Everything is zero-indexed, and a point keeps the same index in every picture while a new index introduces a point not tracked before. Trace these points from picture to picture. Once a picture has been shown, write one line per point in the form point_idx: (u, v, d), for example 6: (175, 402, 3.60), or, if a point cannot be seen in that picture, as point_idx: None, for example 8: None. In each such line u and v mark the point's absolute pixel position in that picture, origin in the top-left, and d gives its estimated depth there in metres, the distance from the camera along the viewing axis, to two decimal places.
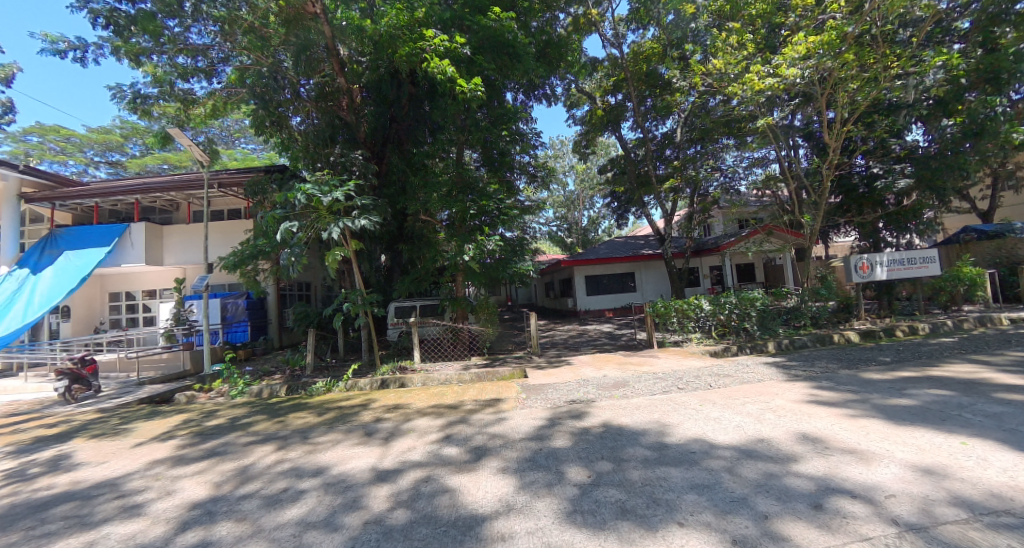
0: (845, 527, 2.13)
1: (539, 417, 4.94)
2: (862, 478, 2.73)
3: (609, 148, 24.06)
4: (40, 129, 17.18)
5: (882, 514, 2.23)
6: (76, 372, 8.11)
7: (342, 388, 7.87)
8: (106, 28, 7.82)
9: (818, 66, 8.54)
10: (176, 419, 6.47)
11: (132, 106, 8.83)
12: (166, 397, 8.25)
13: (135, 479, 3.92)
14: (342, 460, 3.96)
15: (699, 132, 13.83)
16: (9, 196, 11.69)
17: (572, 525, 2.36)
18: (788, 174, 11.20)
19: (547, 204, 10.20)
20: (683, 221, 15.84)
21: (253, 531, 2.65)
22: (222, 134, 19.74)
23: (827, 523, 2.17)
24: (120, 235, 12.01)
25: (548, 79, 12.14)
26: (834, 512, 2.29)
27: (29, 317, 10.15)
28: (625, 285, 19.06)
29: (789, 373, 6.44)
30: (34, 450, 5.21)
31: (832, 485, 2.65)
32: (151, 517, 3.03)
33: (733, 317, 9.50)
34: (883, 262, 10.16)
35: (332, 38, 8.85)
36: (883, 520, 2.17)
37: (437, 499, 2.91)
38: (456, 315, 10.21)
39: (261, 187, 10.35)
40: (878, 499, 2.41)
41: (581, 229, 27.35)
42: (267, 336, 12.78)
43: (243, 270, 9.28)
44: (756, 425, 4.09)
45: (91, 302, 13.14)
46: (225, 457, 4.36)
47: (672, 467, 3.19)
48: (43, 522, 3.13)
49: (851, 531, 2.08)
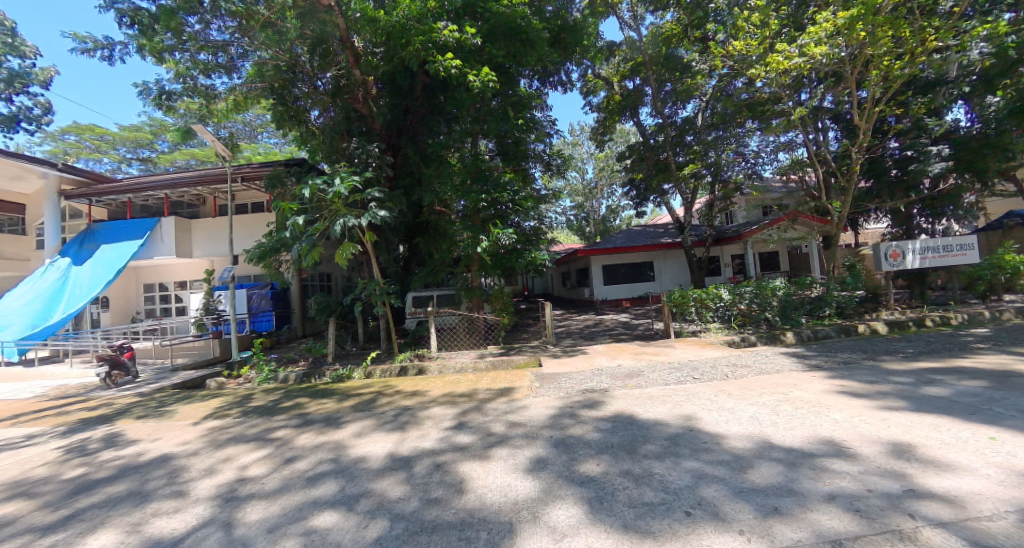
0: (859, 519, 2.12)
1: (552, 406, 5.02)
2: (879, 473, 2.69)
3: (627, 134, 23.75)
4: (77, 128, 18.03)
5: (891, 507, 2.23)
6: (115, 358, 8.64)
7: (361, 375, 8.17)
8: (131, 26, 8.02)
9: (849, 42, 8.07)
10: (205, 403, 6.83)
11: (156, 102, 9.07)
12: (198, 383, 8.73)
13: (172, 458, 4.22)
14: (362, 445, 4.16)
15: (718, 117, 13.31)
16: (50, 194, 12.42)
17: (580, 511, 2.47)
18: (815, 158, 10.70)
19: (563, 194, 10.13)
20: (705, 209, 15.42)
21: (278, 512, 2.83)
22: (246, 129, 20.48)
23: (837, 515, 2.18)
24: (152, 229, 12.57)
25: (562, 65, 11.94)
26: (847, 506, 2.28)
27: (69, 308, 10.76)
28: (643, 274, 18.78)
29: (810, 363, 6.29)
30: (82, 430, 5.64)
31: (848, 479, 2.62)
32: (189, 494, 3.31)
33: (753, 307, 9.29)
34: (915, 250, 9.66)
35: (347, 30, 8.78)
36: (898, 514, 2.14)
37: (448, 484, 3.06)
38: (471, 305, 10.33)
39: (280, 180, 10.59)
40: (896, 495, 2.37)
41: (599, 219, 27.12)
42: (291, 325, 13.25)
43: (267, 261, 9.69)
44: (771, 417, 4.02)
45: (126, 293, 13.90)
46: (254, 440, 4.64)
47: (682, 457, 3.23)
48: (95, 497, 3.42)
49: (865, 524, 2.07)
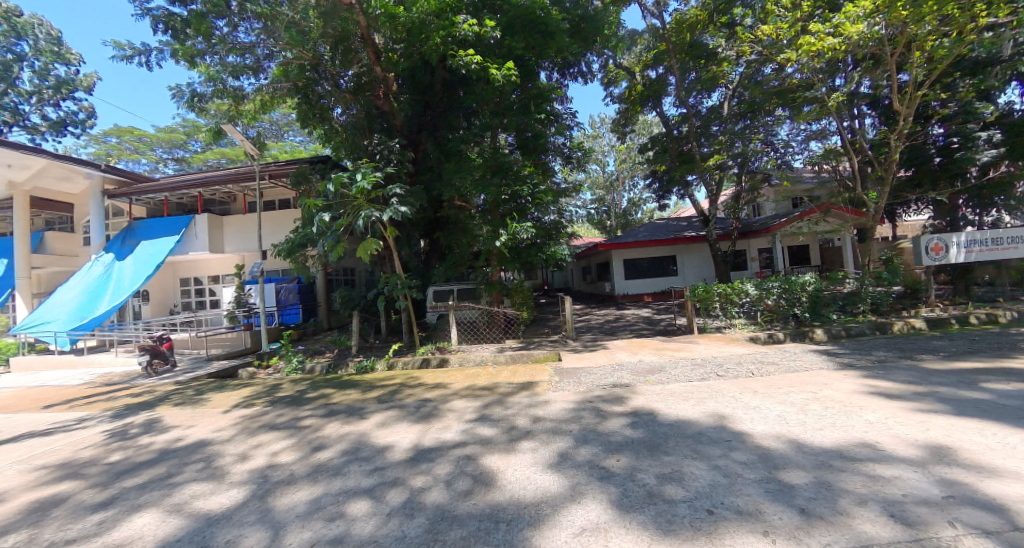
0: (893, 525, 2.03)
1: (572, 401, 5.02)
2: (916, 477, 2.57)
3: (649, 125, 23.21)
4: (118, 131, 19.01)
5: (928, 513, 2.13)
6: (155, 348, 9.15)
7: (384, 367, 8.37)
8: (165, 32, 8.36)
9: (890, 22, 7.60)
10: (238, 392, 7.15)
11: (189, 104, 9.44)
12: (231, 373, 9.14)
13: (209, 444, 4.46)
14: (386, 436, 4.29)
15: (746, 105, 12.81)
16: (94, 193, 13.17)
17: (599, 507, 2.47)
18: (850, 147, 10.19)
19: (583, 188, 10.01)
20: (731, 201, 14.94)
21: (308, 498, 2.95)
22: (273, 127, 21.12)
23: (869, 519, 2.11)
24: (187, 225, 13.16)
25: (582, 56, 11.74)
26: (880, 510, 2.19)
27: (114, 301, 11.43)
28: (665, 269, 18.41)
29: (842, 362, 6.05)
30: (127, 415, 6.01)
31: (882, 483, 2.52)
32: (226, 478, 3.49)
33: (780, 303, 8.98)
34: (960, 243, 9.10)
35: (367, 28, 8.87)
36: (937, 521, 2.04)
37: (469, 476, 3.12)
38: (491, 299, 10.39)
39: (304, 177, 10.87)
40: (936, 500, 2.26)
41: (620, 212, 26.69)
42: (317, 318, 13.68)
43: (294, 256, 10.01)
44: (798, 416, 3.91)
45: (165, 286, 14.65)
46: (284, 428, 4.85)
47: (704, 455, 3.19)
48: (139, 478, 3.65)
49: (900, 529, 1.99)
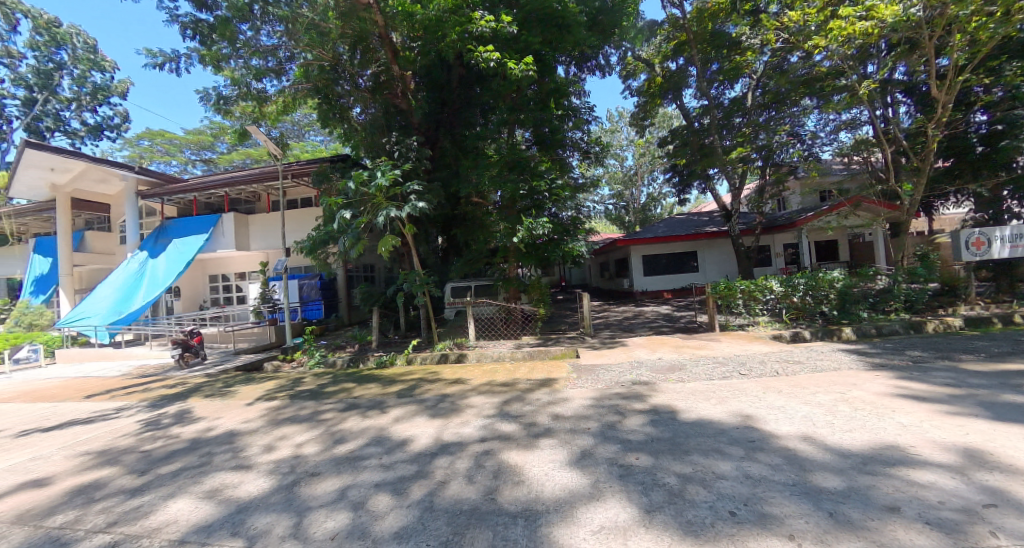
0: (928, 532, 1.95)
1: (590, 399, 4.99)
2: (953, 483, 2.46)
3: (669, 118, 22.73)
4: (150, 134, 19.84)
5: (967, 520, 2.03)
6: (186, 342, 9.55)
7: (404, 362, 8.51)
8: (193, 37, 8.66)
9: (927, 3, 7.20)
10: (264, 385, 7.40)
11: (215, 107, 9.77)
12: (257, 366, 9.46)
13: (238, 435, 4.63)
14: (406, 430, 4.36)
15: (771, 95, 12.38)
16: (129, 195, 13.80)
17: (618, 506, 2.46)
18: (883, 136, 9.73)
19: (600, 183, 9.89)
20: (754, 195, 14.51)
21: (331, 489, 3.03)
22: (295, 128, 21.65)
23: (902, 525, 2.02)
24: (215, 224, 13.64)
25: (600, 49, 11.57)
26: (915, 516, 2.10)
27: (148, 296, 11.97)
28: (685, 265, 18.05)
29: (873, 362, 5.82)
30: (161, 406, 6.30)
31: (917, 488, 2.42)
32: (254, 468, 3.62)
33: (807, 300, 8.68)
34: (1004, 237, 8.59)
35: (385, 27, 8.97)
36: (976, 529, 1.95)
37: (488, 471, 3.15)
38: (508, 295, 10.40)
39: (325, 175, 11.11)
40: (976, 507, 2.16)
41: (639, 208, 26.28)
42: (338, 314, 14.00)
43: (316, 253, 10.24)
44: (826, 417, 3.78)
45: (195, 283, 15.25)
46: (308, 421, 4.98)
47: (727, 455, 3.13)
48: (173, 466, 3.83)
49: (937, 538, 1.90)
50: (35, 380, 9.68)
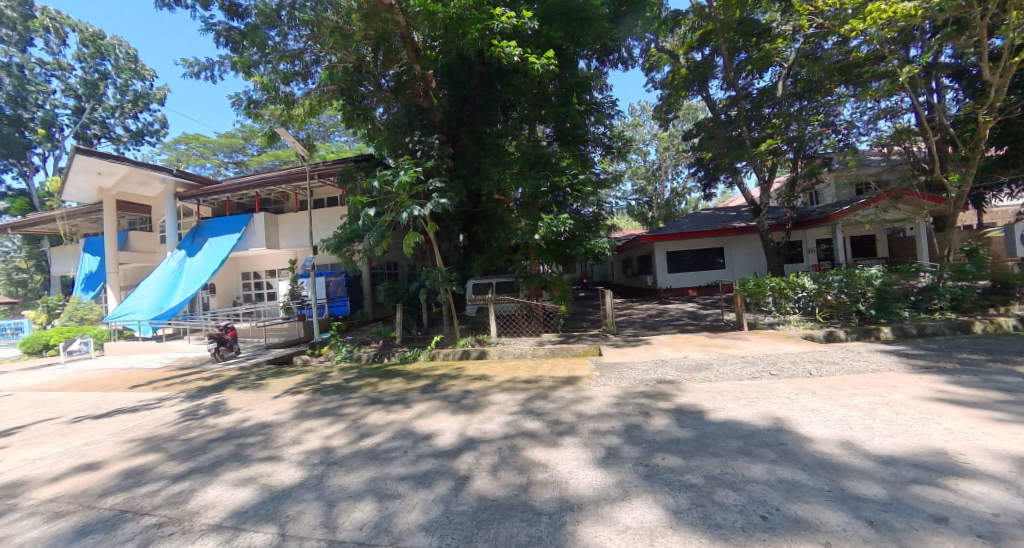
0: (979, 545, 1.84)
1: (614, 397, 4.94)
2: (1006, 494, 2.31)
3: (694, 111, 22.13)
4: (186, 139, 20.78)
5: (1022, 534, 1.91)
6: (221, 336, 9.98)
7: (427, 358, 8.65)
8: (225, 44, 8.99)
9: None
10: (293, 378, 7.66)
11: (246, 111, 10.13)
12: (287, 360, 9.80)
13: (271, 426, 4.82)
14: (431, 425, 4.43)
15: (803, 85, 11.87)
16: (168, 197, 14.50)
17: (644, 507, 2.43)
18: (927, 124, 9.17)
19: (623, 178, 9.71)
20: (785, 189, 13.97)
21: (359, 480, 3.12)
22: (321, 129, 22.22)
23: (950, 537, 1.92)
24: (246, 223, 14.16)
25: (623, 41, 11.33)
26: (964, 528, 1.99)
27: (186, 292, 12.56)
28: (711, 261, 17.59)
29: (915, 364, 5.52)
30: (199, 397, 6.62)
31: (967, 499, 2.28)
32: (287, 458, 3.76)
33: (842, 298, 8.30)
34: None
35: (407, 27, 9.04)
36: None
37: (512, 468, 3.17)
38: (529, 292, 10.38)
39: (350, 175, 11.34)
40: None
41: (662, 203, 25.74)
42: (363, 310, 14.32)
43: (342, 251, 10.49)
44: (864, 421, 3.62)
45: (229, 280, 15.91)
46: (337, 414, 5.13)
47: (758, 458, 3.04)
48: (211, 455, 4.01)
49: None
50: (86, 371, 10.34)
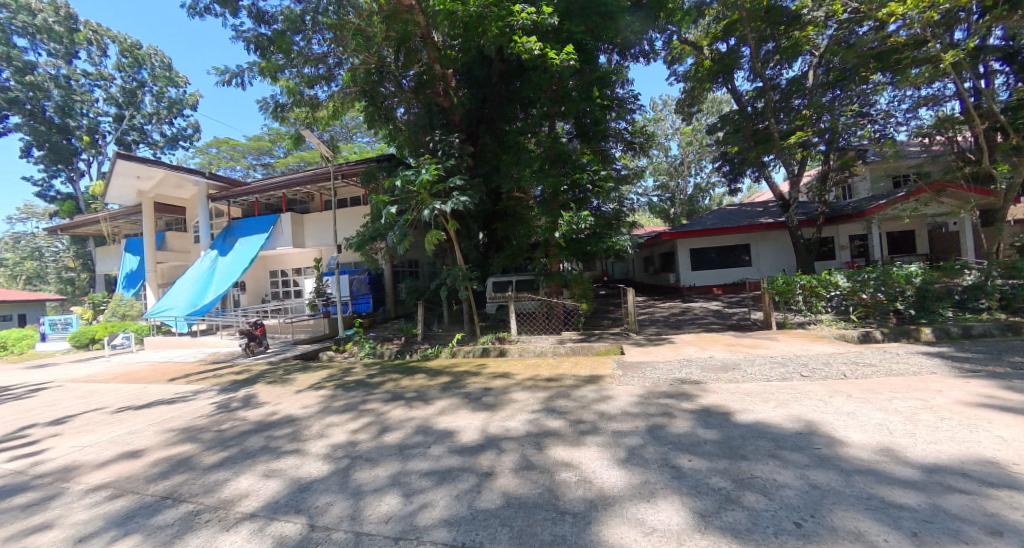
0: None
1: (637, 397, 4.87)
2: None
3: (719, 103, 21.50)
4: (217, 143, 21.59)
5: None
6: (251, 332, 10.34)
7: (448, 355, 8.73)
8: (254, 50, 9.27)
9: None
10: (320, 374, 7.86)
11: (273, 114, 10.43)
12: (313, 356, 10.07)
13: (299, 420, 4.97)
14: (454, 422, 4.47)
15: (836, 74, 11.36)
16: (201, 198, 15.10)
17: (671, 509, 2.39)
18: (974, 112, 8.62)
19: (645, 174, 9.53)
20: (816, 183, 13.42)
21: (384, 474, 3.18)
22: (344, 130, 22.69)
23: None
24: (274, 223, 14.61)
25: (645, 34, 11.09)
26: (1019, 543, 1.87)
27: (217, 290, 13.06)
28: (737, 258, 17.09)
29: (961, 366, 5.22)
30: (231, 390, 6.88)
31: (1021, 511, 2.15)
32: (315, 451, 3.87)
33: (879, 297, 7.92)
34: None
35: (427, 27, 9.10)
36: None
37: (534, 466, 3.17)
38: (550, 290, 10.33)
39: (373, 175, 11.54)
40: None
41: (685, 199, 25.17)
42: (385, 307, 14.58)
43: (365, 249, 10.69)
44: (905, 427, 3.45)
45: (258, 278, 16.47)
46: (362, 409, 5.24)
47: (790, 462, 2.94)
48: (243, 446, 4.17)
49: None
50: (128, 364, 10.91)
